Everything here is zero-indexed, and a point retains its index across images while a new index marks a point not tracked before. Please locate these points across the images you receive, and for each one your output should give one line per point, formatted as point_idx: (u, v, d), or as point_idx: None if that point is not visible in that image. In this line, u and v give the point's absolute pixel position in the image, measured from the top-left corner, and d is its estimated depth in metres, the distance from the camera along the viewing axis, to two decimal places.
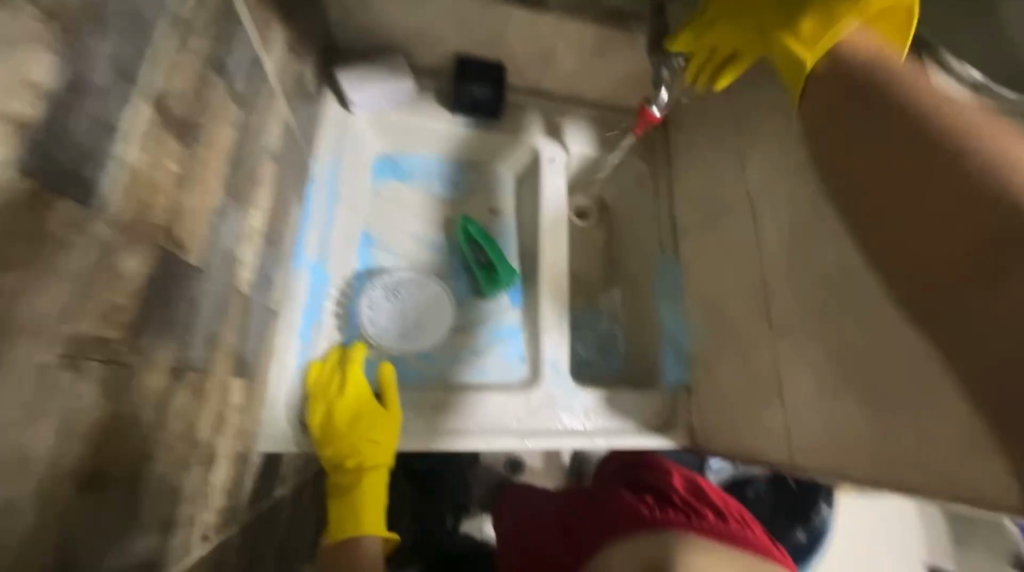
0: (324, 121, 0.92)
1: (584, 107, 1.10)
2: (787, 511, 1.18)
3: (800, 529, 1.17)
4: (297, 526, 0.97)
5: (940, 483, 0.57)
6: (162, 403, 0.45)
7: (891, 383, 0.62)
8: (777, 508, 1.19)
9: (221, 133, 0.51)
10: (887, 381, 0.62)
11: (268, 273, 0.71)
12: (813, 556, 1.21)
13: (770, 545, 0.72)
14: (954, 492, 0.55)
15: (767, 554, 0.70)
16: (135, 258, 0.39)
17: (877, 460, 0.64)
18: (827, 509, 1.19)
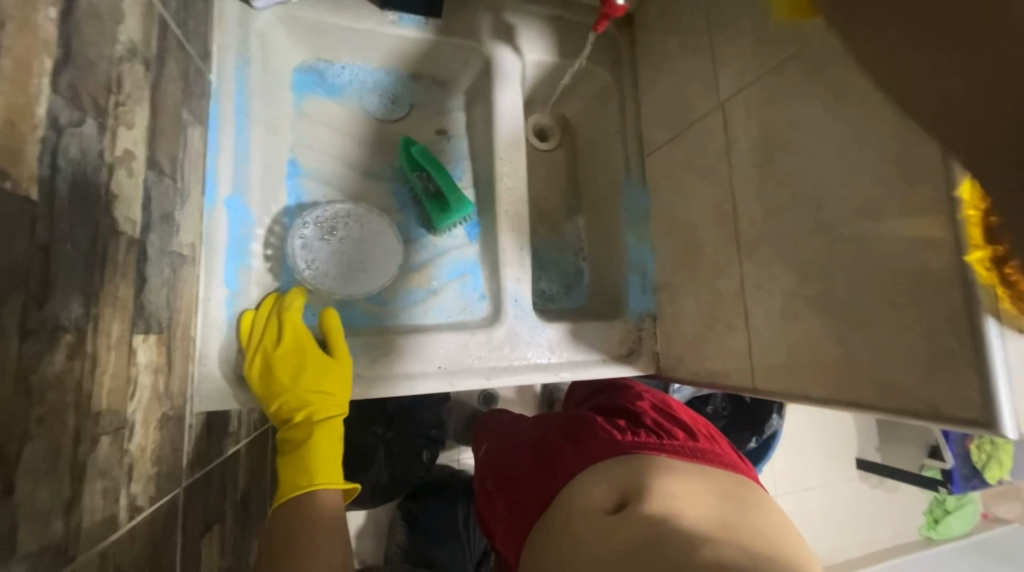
0: (218, 16, 0.73)
1: (539, 3, 0.95)
2: (742, 423, 1.26)
3: (753, 438, 1.26)
4: (257, 479, 0.93)
5: (899, 394, 0.57)
6: (23, 374, 0.36)
7: (864, 298, 0.60)
8: (733, 420, 1.26)
9: (36, 14, 0.37)
10: (858, 297, 0.61)
11: (165, 210, 0.59)
12: (764, 459, 1.31)
13: (735, 457, 0.76)
14: (912, 402, 0.56)
15: (733, 467, 0.73)
16: None
17: (838, 374, 0.64)
18: (777, 419, 1.26)
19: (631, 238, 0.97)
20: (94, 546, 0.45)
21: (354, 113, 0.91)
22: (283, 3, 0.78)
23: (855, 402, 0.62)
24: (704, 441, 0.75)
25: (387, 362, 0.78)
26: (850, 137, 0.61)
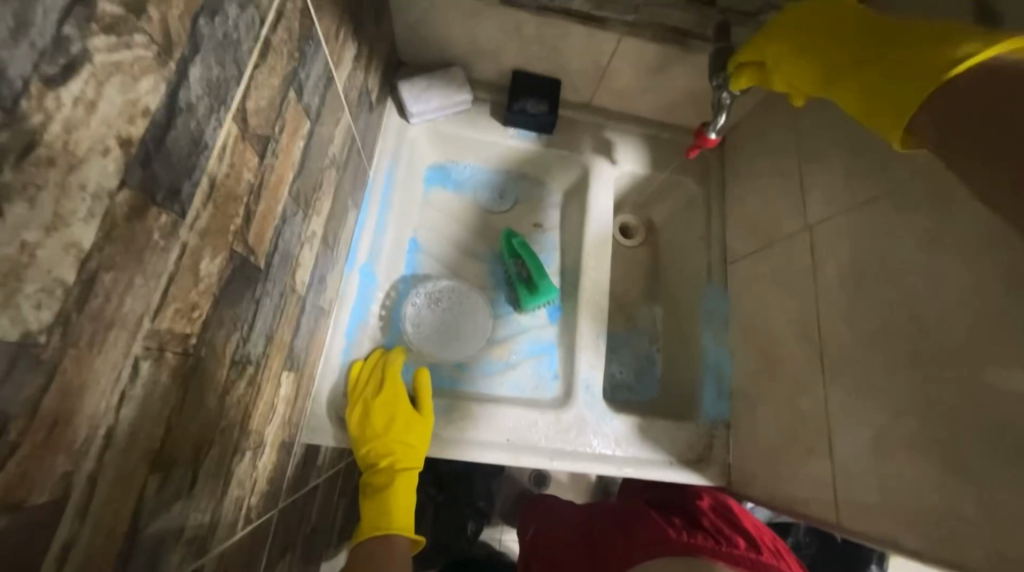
0: (383, 129, 0.96)
1: (638, 124, 1.09)
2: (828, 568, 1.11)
3: None
4: (326, 515, 1.01)
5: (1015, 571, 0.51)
6: (223, 394, 0.48)
7: (968, 450, 0.56)
8: (818, 564, 1.12)
9: (293, 146, 0.54)
10: (961, 447, 0.57)
11: (322, 273, 0.74)
12: None
13: None
14: None
15: None
16: (212, 261, 0.42)
17: (942, 531, 0.58)
18: None
19: (705, 341, 0.99)
20: (220, 545, 0.54)
21: (469, 204, 1.08)
22: (431, 119, 1.00)
23: (963, 568, 0.55)
24: (769, 555, 0.71)
25: (462, 428, 0.84)
26: (948, 279, 0.61)
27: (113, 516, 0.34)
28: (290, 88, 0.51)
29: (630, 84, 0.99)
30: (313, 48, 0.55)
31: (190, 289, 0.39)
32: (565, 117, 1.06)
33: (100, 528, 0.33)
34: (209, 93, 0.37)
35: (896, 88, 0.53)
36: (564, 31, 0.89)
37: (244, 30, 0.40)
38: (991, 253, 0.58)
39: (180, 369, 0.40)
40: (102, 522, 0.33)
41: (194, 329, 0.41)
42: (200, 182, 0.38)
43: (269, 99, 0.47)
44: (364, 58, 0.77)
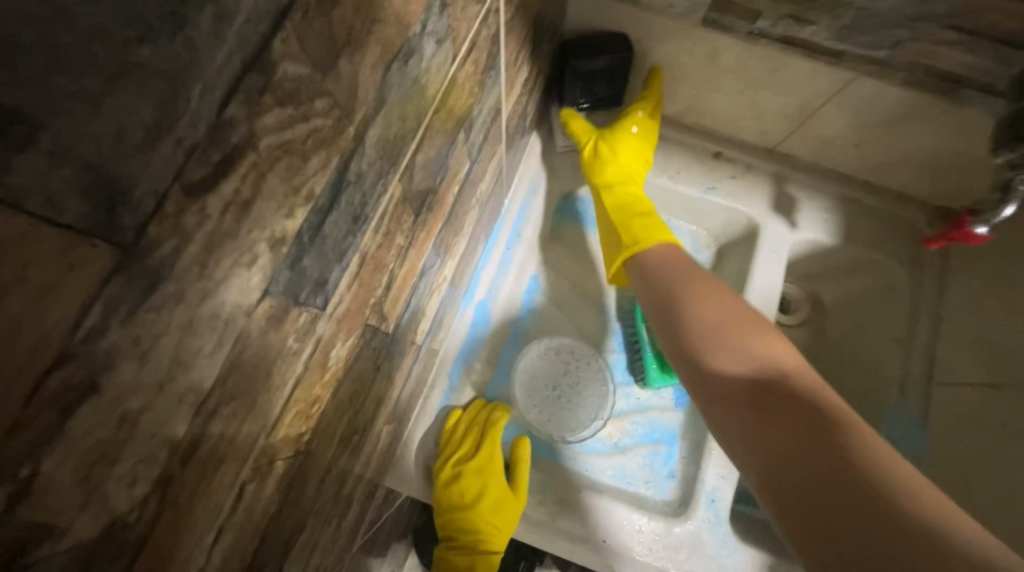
0: (528, 153, 0.87)
1: (835, 181, 0.87)
2: None
3: None
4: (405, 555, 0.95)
5: None
6: (323, 474, 0.42)
7: None
8: None
9: (449, 193, 0.46)
10: None
11: (442, 315, 0.67)
12: None
13: None
14: None
15: None
16: (344, 347, 0.34)
17: None
18: None
19: None
20: None
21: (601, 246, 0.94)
22: None
23: None
24: None
25: (554, 515, 0.72)
26: None
27: None
28: (461, 130, 0.43)
29: (836, 134, 0.79)
30: (491, 80, 0.46)
31: (316, 384, 0.32)
32: (738, 161, 0.88)
33: None
34: (382, 154, 0.29)
35: (628, 229, 0.77)
36: (779, 64, 0.70)
37: (434, 71, 0.32)
38: None
39: (287, 469, 0.33)
40: None
41: (309, 426, 0.34)
42: (351, 263, 0.30)
43: (439, 148, 0.38)
44: (532, 80, 0.67)
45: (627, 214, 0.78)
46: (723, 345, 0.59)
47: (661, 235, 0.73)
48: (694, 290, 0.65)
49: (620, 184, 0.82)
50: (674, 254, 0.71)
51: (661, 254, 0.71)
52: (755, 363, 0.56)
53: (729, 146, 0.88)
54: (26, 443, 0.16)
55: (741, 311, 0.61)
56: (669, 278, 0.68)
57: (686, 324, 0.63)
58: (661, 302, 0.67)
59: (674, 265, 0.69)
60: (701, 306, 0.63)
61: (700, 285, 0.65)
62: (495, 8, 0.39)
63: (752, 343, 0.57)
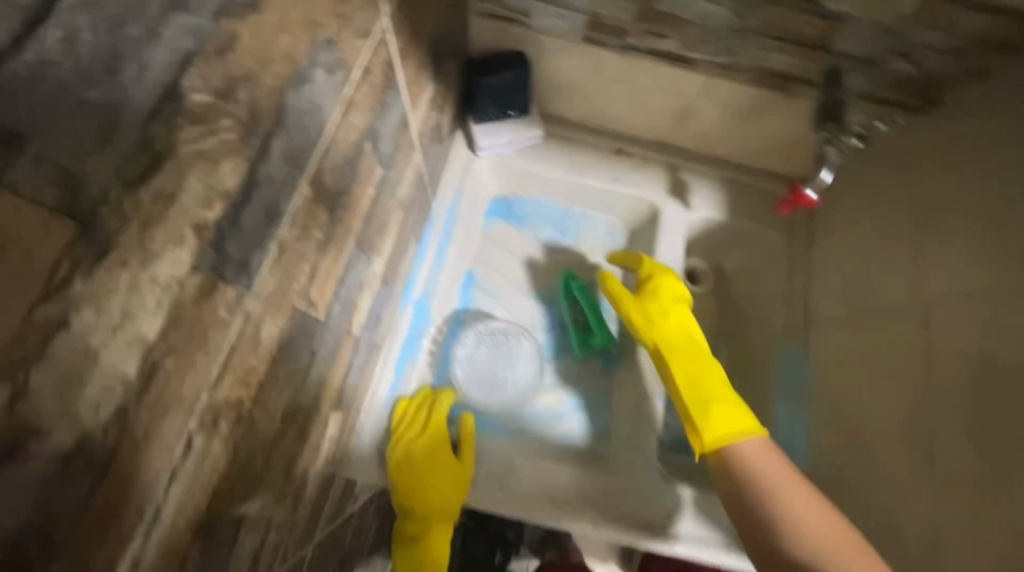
0: (451, 161, 0.96)
1: (717, 167, 1.02)
2: None
3: None
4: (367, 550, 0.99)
5: None
6: (269, 448, 0.48)
7: None
8: None
9: (364, 196, 0.54)
10: None
11: (378, 311, 0.74)
12: None
13: None
14: None
15: None
16: (273, 324, 0.41)
17: None
18: None
19: (780, 410, 0.90)
20: None
21: (528, 240, 1.04)
22: (500, 153, 0.98)
23: None
24: None
25: (501, 481, 0.79)
26: None
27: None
28: (367, 140, 0.50)
29: (710, 127, 0.93)
30: (392, 97, 0.54)
31: (251, 355, 0.38)
32: (636, 156, 1.02)
33: None
34: (288, 160, 0.36)
35: (695, 418, 0.76)
36: (650, 71, 0.83)
37: (328, 93, 0.39)
38: None
39: (232, 431, 0.39)
40: None
41: (248, 394, 0.40)
42: (270, 250, 0.37)
43: (346, 156, 0.46)
44: (441, 96, 0.76)
45: (707, 375, 0.80)
46: (798, 541, 0.61)
47: (745, 429, 0.73)
48: (772, 489, 0.66)
49: (678, 361, 0.83)
50: (747, 467, 0.69)
51: (743, 469, 0.69)
52: (820, 549, 0.60)
53: (627, 143, 1.02)
54: (12, 362, 0.21)
55: (812, 498, 0.64)
56: (761, 507, 0.66)
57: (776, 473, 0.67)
58: (752, 505, 0.67)
59: (754, 469, 0.68)
60: (791, 505, 0.64)
61: (773, 474, 0.67)
62: (383, 40, 0.47)
63: (821, 524, 0.61)
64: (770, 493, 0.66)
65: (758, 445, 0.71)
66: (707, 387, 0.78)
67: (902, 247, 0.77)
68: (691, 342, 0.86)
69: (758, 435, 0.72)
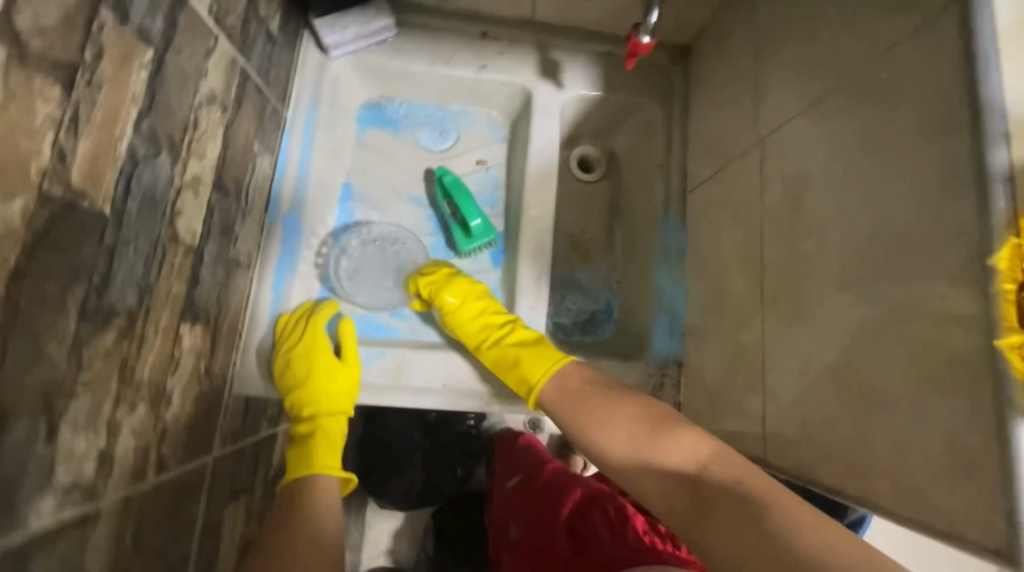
0: (301, 66, 0.89)
1: (590, 40, 0.99)
2: None
3: None
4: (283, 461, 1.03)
5: (905, 502, 0.46)
6: (78, 346, 0.47)
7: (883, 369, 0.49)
8: None
9: (128, 78, 0.50)
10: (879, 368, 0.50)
11: (226, 223, 0.72)
12: None
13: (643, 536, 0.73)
14: (926, 522, 0.44)
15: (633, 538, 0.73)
16: (8, 204, 0.39)
17: (845, 467, 0.53)
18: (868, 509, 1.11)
19: (664, 276, 0.93)
20: (123, 492, 0.55)
21: (406, 143, 1.01)
22: (355, 52, 0.92)
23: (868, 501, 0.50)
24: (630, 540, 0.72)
25: (396, 376, 0.84)
26: None
27: None
28: (102, 8, 0.46)
29: None
30: None
31: None
32: (502, 39, 0.97)
33: None
34: None
35: (518, 377, 0.80)
36: None
37: None
38: (925, 149, 0.47)
39: None
40: None
41: (1, 277, 0.39)
42: None
43: (62, 19, 0.41)
44: None
45: (501, 349, 0.82)
46: (603, 439, 0.69)
47: (550, 365, 0.79)
48: (576, 397, 0.74)
49: (485, 335, 0.84)
50: (560, 380, 0.77)
51: (552, 386, 0.77)
52: (622, 427, 0.68)
53: (492, 26, 0.97)
54: None
55: (599, 389, 0.74)
56: (571, 407, 0.74)
57: (597, 429, 0.70)
58: (569, 419, 0.74)
59: (562, 393, 0.76)
60: (595, 412, 0.71)
61: (573, 387, 0.76)
62: None
63: (612, 406, 0.71)
64: (576, 409, 0.73)
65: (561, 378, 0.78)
66: (509, 349, 0.82)
67: (749, 87, 0.78)
68: (488, 322, 0.85)
69: (563, 361, 0.79)
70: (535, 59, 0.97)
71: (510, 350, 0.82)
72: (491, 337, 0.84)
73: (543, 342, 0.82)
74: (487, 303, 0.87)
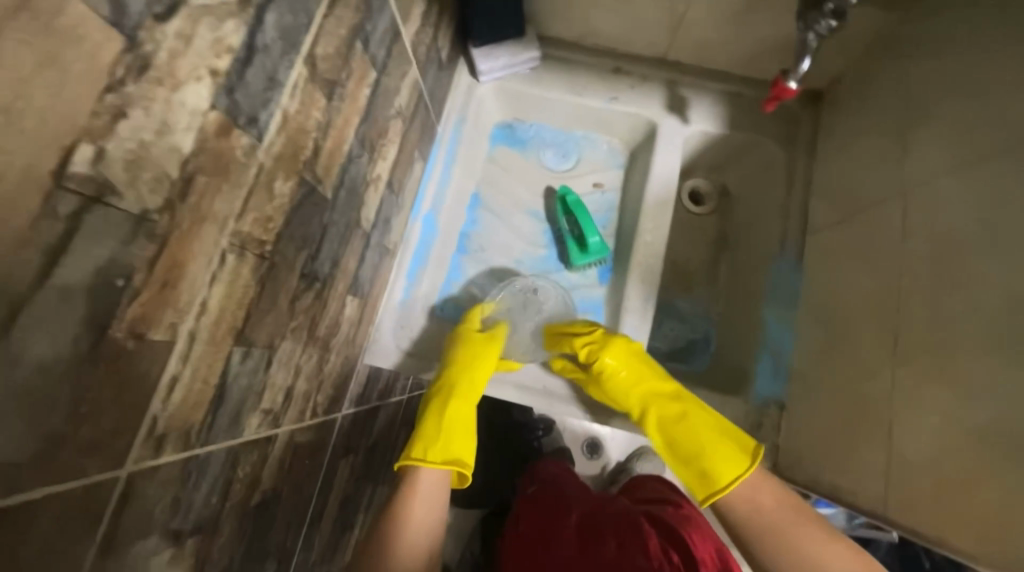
0: (455, 88, 1.02)
1: (719, 80, 1.02)
2: None
3: None
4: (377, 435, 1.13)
5: None
6: (293, 299, 0.59)
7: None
8: None
9: (360, 94, 0.62)
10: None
11: (387, 216, 0.84)
12: None
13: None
14: None
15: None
16: (284, 184, 0.51)
17: (989, 536, 0.51)
18: None
19: (770, 315, 0.92)
20: (291, 426, 0.67)
21: (531, 163, 1.10)
22: (500, 77, 1.04)
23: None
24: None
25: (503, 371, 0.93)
26: None
27: (209, 356, 0.46)
28: (358, 39, 0.58)
29: (709, 34, 0.94)
30: (380, 1, 0.61)
31: (268, 203, 0.49)
32: (634, 74, 1.04)
33: (199, 363, 0.45)
34: (282, 38, 0.44)
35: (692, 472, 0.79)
36: None
37: None
38: None
39: (258, 265, 0.50)
40: (199, 360, 0.45)
41: (269, 238, 0.51)
42: (275, 115, 0.46)
43: (338, 48, 0.54)
44: (435, 15, 0.82)
45: (678, 435, 0.81)
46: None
47: (741, 473, 0.74)
48: (770, 516, 0.72)
49: (654, 413, 0.85)
50: (742, 492, 0.74)
51: (738, 503, 0.74)
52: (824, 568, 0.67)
53: (626, 62, 1.04)
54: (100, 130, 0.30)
55: (800, 516, 0.71)
56: (761, 531, 0.71)
57: (804, 565, 0.68)
58: (760, 542, 0.72)
59: (751, 511, 0.73)
60: (799, 541, 0.69)
61: (759, 506, 0.73)
62: None
63: (816, 547, 0.68)
64: (774, 528, 0.71)
65: (755, 487, 0.73)
66: (683, 438, 0.80)
67: (894, 137, 0.77)
68: (654, 389, 0.86)
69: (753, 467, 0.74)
70: (664, 95, 1.02)
71: (682, 434, 0.80)
72: (657, 422, 0.84)
73: (727, 437, 0.78)
74: (653, 366, 0.87)
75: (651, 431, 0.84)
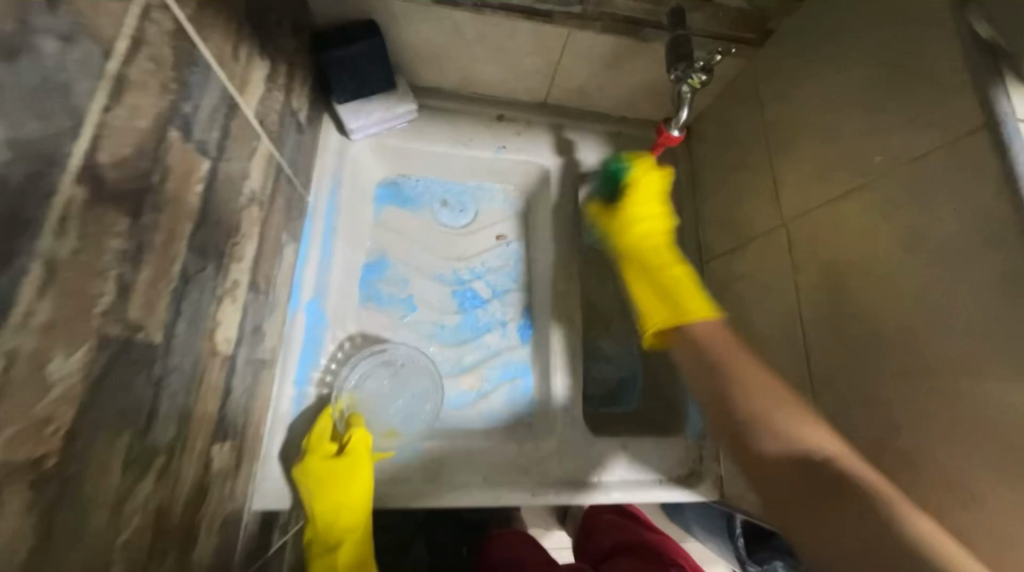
0: (322, 149, 0.88)
1: (599, 120, 1.03)
2: None
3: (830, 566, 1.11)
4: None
5: None
6: (120, 502, 0.41)
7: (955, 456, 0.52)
8: None
9: (187, 194, 0.47)
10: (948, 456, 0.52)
11: (256, 323, 0.66)
12: None
13: None
14: None
15: None
16: (68, 359, 0.34)
17: None
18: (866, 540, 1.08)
19: None
20: None
21: (425, 221, 1.00)
22: (375, 133, 0.92)
23: None
24: None
25: (435, 474, 0.78)
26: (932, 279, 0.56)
27: None
28: (170, 128, 0.43)
29: (583, 81, 0.95)
30: (198, 74, 0.47)
31: (40, 398, 0.32)
32: (518, 120, 1.00)
33: None
34: (25, 158, 0.30)
35: (661, 311, 0.75)
36: (508, 29, 0.84)
37: (76, 68, 0.33)
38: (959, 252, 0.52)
39: (36, 496, 0.32)
40: None
41: (52, 447, 0.33)
42: (31, 269, 0.31)
43: (137, 147, 0.39)
44: (282, 75, 0.69)
45: (663, 279, 0.78)
46: (769, 430, 0.59)
47: (689, 314, 0.73)
48: (729, 375, 0.65)
49: (642, 272, 0.81)
50: (716, 353, 0.68)
51: (714, 347, 0.69)
52: (791, 444, 0.58)
53: (508, 108, 1.00)
54: None
55: (770, 382, 0.63)
56: (733, 379, 0.64)
57: (776, 434, 0.59)
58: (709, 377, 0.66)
59: (732, 373, 0.65)
60: (748, 410, 0.62)
61: (736, 382, 0.64)
62: (157, 6, 0.40)
63: (782, 424, 0.59)
64: (726, 397, 0.64)
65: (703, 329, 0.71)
66: (669, 279, 0.78)
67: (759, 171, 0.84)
68: (657, 244, 0.83)
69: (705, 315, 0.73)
70: (551, 139, 1.00)
71: (676, 274, 0.78)
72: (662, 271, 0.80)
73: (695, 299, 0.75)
74: (663, 220, 0.85)
75: (632, 273, 0.82)
